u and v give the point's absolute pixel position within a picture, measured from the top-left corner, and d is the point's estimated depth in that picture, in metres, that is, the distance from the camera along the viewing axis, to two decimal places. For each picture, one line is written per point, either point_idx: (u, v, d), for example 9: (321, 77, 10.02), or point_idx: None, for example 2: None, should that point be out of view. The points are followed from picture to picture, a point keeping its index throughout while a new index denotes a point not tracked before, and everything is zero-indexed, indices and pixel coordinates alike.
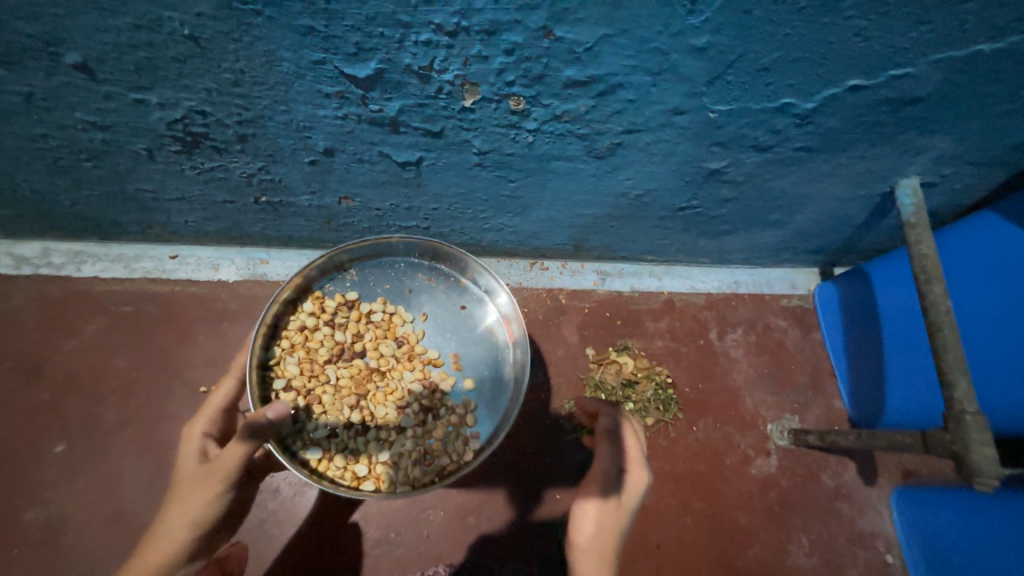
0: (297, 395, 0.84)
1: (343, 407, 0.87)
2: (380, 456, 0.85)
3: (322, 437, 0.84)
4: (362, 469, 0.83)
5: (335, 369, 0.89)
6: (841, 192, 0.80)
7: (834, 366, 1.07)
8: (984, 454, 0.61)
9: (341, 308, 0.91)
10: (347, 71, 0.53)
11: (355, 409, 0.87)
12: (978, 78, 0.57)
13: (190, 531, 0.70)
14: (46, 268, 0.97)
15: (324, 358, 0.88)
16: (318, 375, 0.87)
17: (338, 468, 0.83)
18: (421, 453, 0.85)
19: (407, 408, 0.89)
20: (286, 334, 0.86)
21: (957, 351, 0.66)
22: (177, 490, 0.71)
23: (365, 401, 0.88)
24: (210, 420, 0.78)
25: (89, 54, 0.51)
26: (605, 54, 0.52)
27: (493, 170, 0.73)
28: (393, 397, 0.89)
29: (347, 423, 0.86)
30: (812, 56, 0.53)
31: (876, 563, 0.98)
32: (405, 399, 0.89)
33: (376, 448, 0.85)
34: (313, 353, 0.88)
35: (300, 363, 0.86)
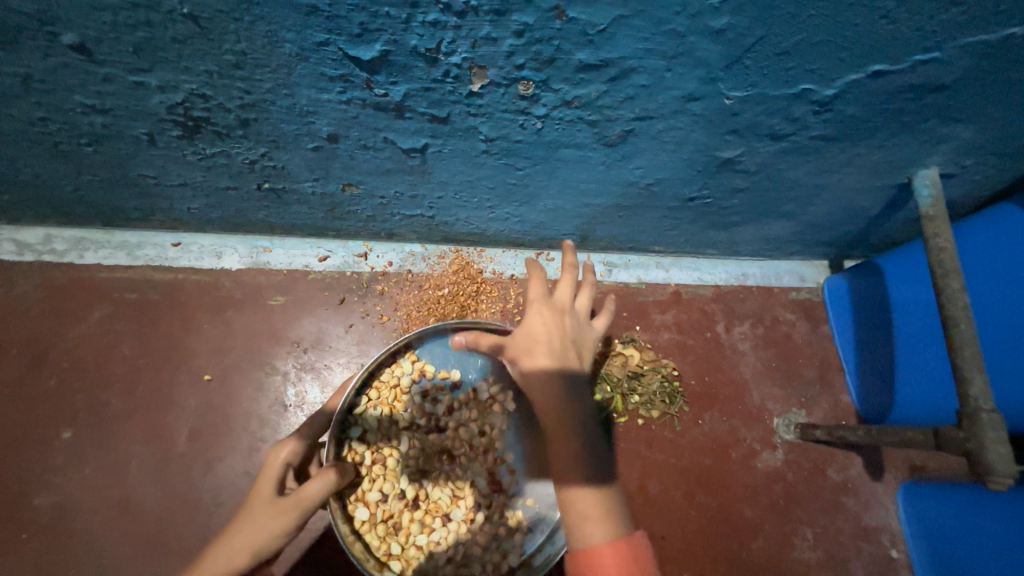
0: (366, 448, 0.88)
1: (399, 478, 0.88)
2: (419, 539, 0.86)
3: (370, 502, 0.85)
4: (395, 547, 0.84)
5: (408, 439, 0.90)
6: (857, 183, 0.78)
7: (842, 361, 1.06)
8: (998, 452, 0.60)
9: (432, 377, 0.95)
10: (352, 53, 0.52)
11: (415, 485, 0.89)
12: (1007, 63, 0.54)
13: (247, 559, 0.66)
14: (49, 255, 0.96)
15: (406, 424, 0.91)
16: (393, 438, 0.90)
17: (376, 535, 0.84)
18: (456, 551, 0.87)
19: (461, 501, 0.90)
20: (375, 390, 0.90)
21: (973, 346, 0.65)
22: (246, 514, 0.68)
23: (426, 480, 0.90)
24: (294, 450, 0.73)
25: (86, 34, 0.50)
26: (619, 36, 0.50)
27: (501, 157, 0.71)
28: (453, 487, 0.90)
29: (401, 494, 0.88)
30: (834, 39, 0.50)
31: (880, 558, 0.97)
32: (463, 492, 0.90)
33: (417, 529, 0.87)
34: (397, 412, 0.91)
35: (380, 420, 0.90)
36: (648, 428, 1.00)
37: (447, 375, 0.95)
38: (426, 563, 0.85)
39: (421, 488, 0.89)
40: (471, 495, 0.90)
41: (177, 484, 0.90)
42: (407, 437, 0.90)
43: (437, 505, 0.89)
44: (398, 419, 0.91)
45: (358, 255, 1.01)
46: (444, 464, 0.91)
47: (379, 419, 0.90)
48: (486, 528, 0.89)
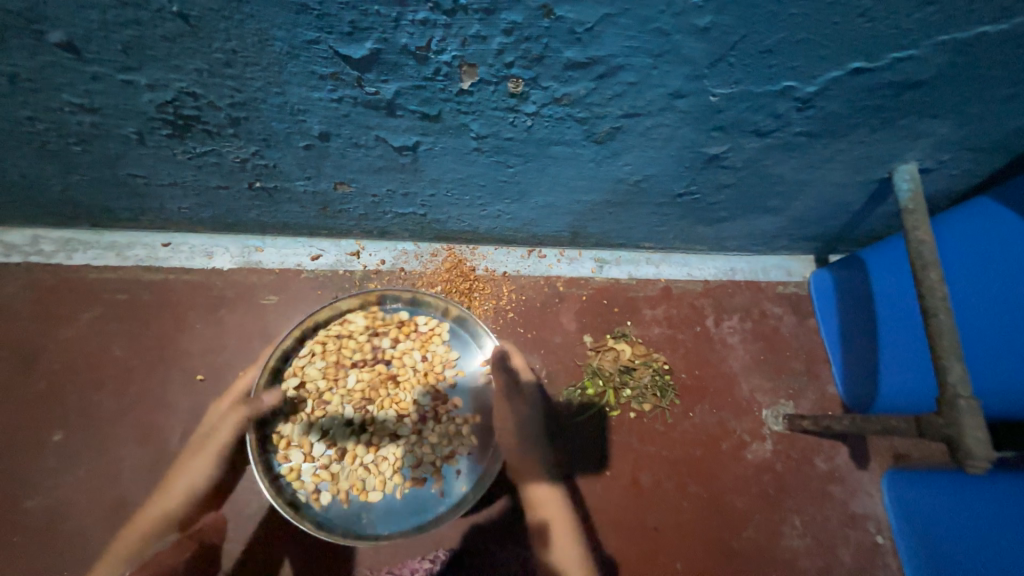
0: (303, 395, 0.91)
1: (347, 405, 0.92)
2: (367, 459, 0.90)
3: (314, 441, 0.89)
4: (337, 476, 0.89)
5: (357, 372, 0.94)
6: (840, 178, 0.80)
7: (828, 353, 1.09)
8: (975, 437, 0.62)
9: (365, 325, 0.96)
10: (343, 51, 0.52)
11: (360, 411, 0.92)
12: (981, 61, 0.56)
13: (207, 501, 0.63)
14: (37, 256, 0.95)
15: (350, 360, 0.94)
16: (339, 373, 0.93)
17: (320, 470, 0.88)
18: (403, 464, 0.90)
19: (406, 419, 0.92)
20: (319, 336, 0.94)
21: (953, 336, 0.67)
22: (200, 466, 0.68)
23: (370, 407, 0.92)
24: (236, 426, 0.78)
25: (74, 32, 0.50)
26: (606, 35, 0.51)
27: (492, 155, 0.72)
28: (398, 407, 0.93)
29: (348, 422, 0.91)
30: (815, 37, 0.52)
31: (867, 544, 1.00)
32: (407, 410, 0.93)
33: (364, 450, 0.90)
34: (341, 359, 0.94)
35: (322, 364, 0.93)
36: (640, 421, 1.02)
37: (394, 315, 0.98)
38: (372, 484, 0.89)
39: (365, 413, 0.92)
40: (413, 411, 0.93)
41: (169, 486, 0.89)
42: (355, 370, 0.94)
43: (384, 428, 0.91)
44: (344, 361, 0.94)
45: (350, 254, 1.01)
46: (386, 389, 0.94)
47: (310, 369, 0.92)
48: (432, 436, 0.92)
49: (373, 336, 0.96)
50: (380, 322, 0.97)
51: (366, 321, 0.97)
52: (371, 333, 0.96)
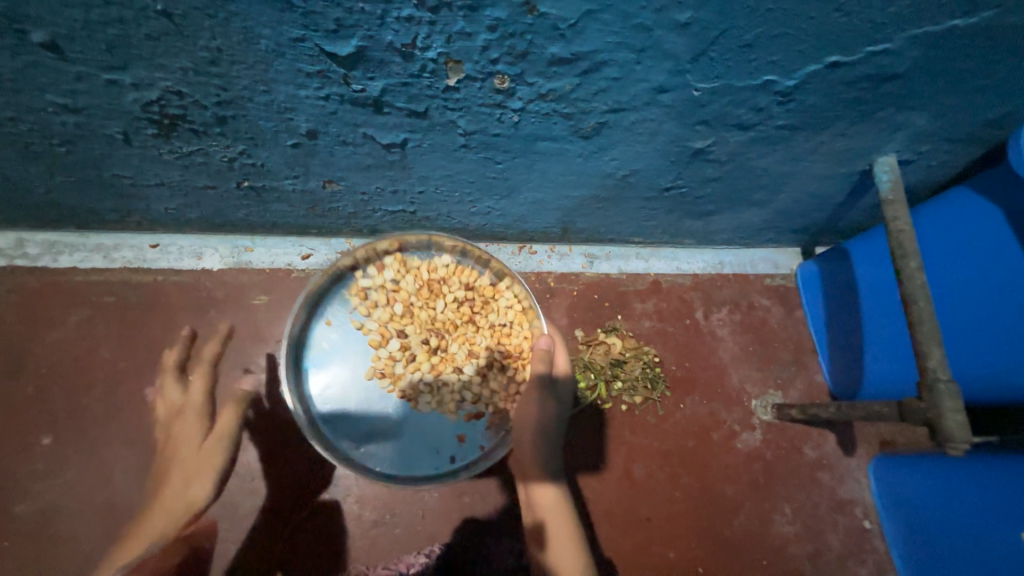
0: (398, 281, 0.97)
1: (428, 330, 0.96)
2: (425, 378, 0.94)
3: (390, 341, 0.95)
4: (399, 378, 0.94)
5: (445, 301, 0.97)
6: (822, 171, 0.81)
7: (815, 343, 1.11)
8: (955, 419, 0.64)
9: (470, 280, 0.98)
10: (329, 49, 0.52)
11: (435, 335, 0.96)
12: (954, 54, 0.58)
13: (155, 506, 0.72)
14: (21, 259, 0.94)
15: (438, 288, 0.98)
16: (427, 300, 0.97)
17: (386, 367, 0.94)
18: (466, 398, 0.94)
19: (475, 360, 0.95)
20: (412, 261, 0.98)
21: (932, 322, 0.68)
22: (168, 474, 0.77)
23: (450, 336, 0.96)
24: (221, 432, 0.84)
25: (56, 32, 0.50)
26: (589, 30, 0.52)
27: (480, 151, 0.72)
28: (469, 346, 0.96)
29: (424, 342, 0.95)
30: (792, 31, 0.53)
31: (854, 529, 1.02)
32: (478, 352, 0.96)
33: (427, 369, 0.94)
34: (464, 278, 0.98)
35: (409, 284, 0.97)
36: (632, 413, 1.03)
37: (483, 277, 0.98)
38: (428, 401, 0.94)
39: (439, 337, 0.96)
40: (484, 357, 0.95)
41: None
42: (443, 301, 0.97)
43: (454, 361, 0.95)
44: (443, 286, 0.98)
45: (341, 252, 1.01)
46: (463, 326, 0.97)
47: (422, 269, 0.98)
48: (495, 385, 0.94)
49: (472, 287, 0.98)
50: (479, 282, 0.98)
51: (472, 275, 0.99)
52: (472, 288, 0.98)
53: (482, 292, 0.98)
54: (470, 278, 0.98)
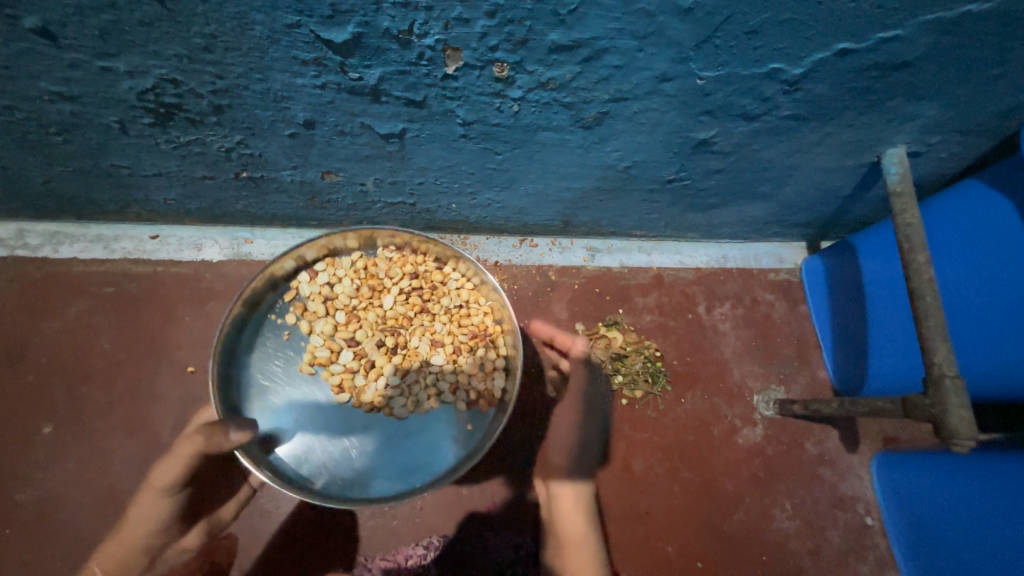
0: (330, 287, 0.94)
1: (379, 331, 0.93)
2: (392, 380, 0.90)
3: (345, 350, 0.91)
4: (366, 387, 0.90)
5: (392, 297, 0.94)
6: (829, 163, 0.80)
7: (819, 338, 1.09)
8: (960, 415, 0.63)
9: (409, 265, 0.95)
10: (324, 36, 0.51)
11: (389, 335, 0.92)
12: (967, 41, 0.56)
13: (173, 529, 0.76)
14: (22, 250, 0.94)
15: (381, 286, 0.95)
16: (371, 300, 0.94)
17: (346, 379, 0.90)
18: (443, 388, 0.90)
19: (440, 348, 0.92)
20: (342, 263, 0.95)
21: (938, 317, 0.67)
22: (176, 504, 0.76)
23: (403, 331, 0.93)
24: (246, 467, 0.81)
25: (48, 17, 0.49)
26: (590, 17, 0.50)
27: (479, 142, 0.71)
28: (431, 336, 0.93)
29: (379, 343, 0.92)
30: (800, 17, 0.51)
31: (856, 525, 1.01)
32: (440, 339, 0.93)
33: (391, 371, 0.90)
34: (404, 266, 0.95)
35: (348, 287, 0.94)
36: (632, 408, 1.02)
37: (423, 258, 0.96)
38: (401, 403, 0.90)
39: (395, 335, 0.92)
40: (449, 342, 0.92)
41: None
42: (390, 296, 0.94)
43: (415, 354, 0.92)
44: (382, 279, 0.95)
45: None
46: (418, 317, 0.94)
47: (356, 268, 0.95)
48: (468, 366, 0.91)
49: (416, 274, 0.95)
50: (419, 266, 0.96)
51: (408, 260, 0.95)
52: (415, 273, 0.95)
53: (428, 276, 0.96)
54: (408, 264, 0.95)
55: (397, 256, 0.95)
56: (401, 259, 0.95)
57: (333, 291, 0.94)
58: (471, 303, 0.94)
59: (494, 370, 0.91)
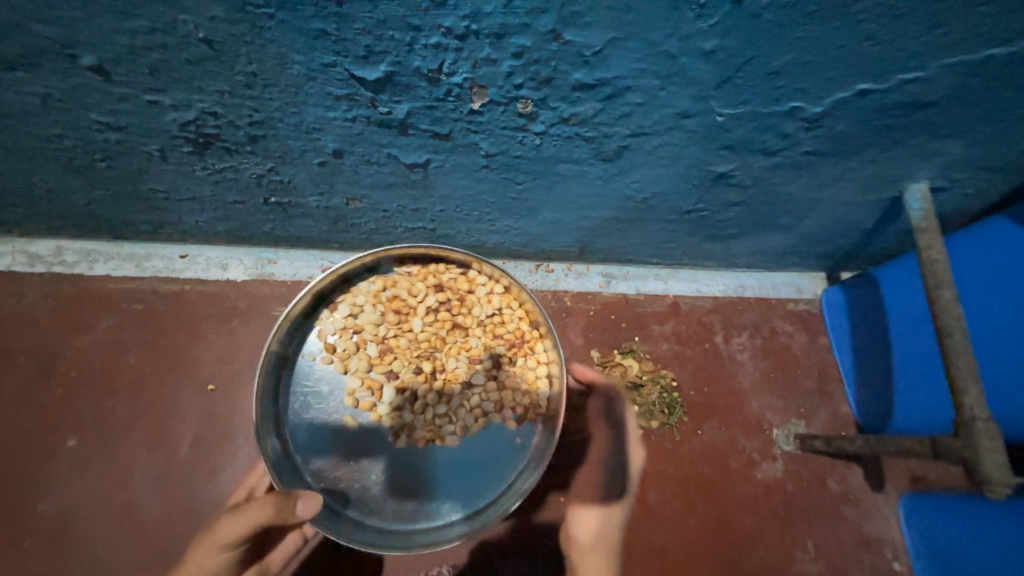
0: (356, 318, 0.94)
1: (414, 357, 0.93)
2: (438, 408, 0.89)
3: (386, 385, 0.91)
4: (412, 423, 0.89)
5: (422, 320, 0.94)
6: (849, 197, 0.80)
7: (841, 371, 1.07)
8: (995, 460, 0.60)
9: (432, 280, 0.95)
10: (358, 74, 0.54)
11: (426, 360, 0.92)
12: (990, 82, 0.56)
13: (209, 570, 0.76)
14: (59, 266, 0.98)
15: (409, 309, 0.95)
16: (401, 326, 0.94)
17: (390, 415, 0.89)
18: (488, 409, 0.89)
19: (477, 364, 0.92)
20: (363, 290, 0.95)
21: (967, 356, 0.66)
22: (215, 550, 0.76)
23: (438, 353, 0.93)
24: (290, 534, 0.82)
25: (104, 56, 0.52)
26: (614, 58, 0.52)
27: (501, 172, 0.73)
28: (466, 353, 0.93)
29: (416, 371, 0.92)
30: (820, 59, 0.52)
31: (884, 570, 0.97)
32: (476, 354, 0.92)
33: (434, 400, 0.90)
34: (427, 282, 0.95)
35: (377, 315, 0.94)
36: (647, 438, 1.01)
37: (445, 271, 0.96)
38: (452, 429, 0.88)
39: (430, 360, 0.92)
40: (485, 357, 0.92)
41: (179, 492, 0.90)
42: (420, 320, 0.94)
43: (455, 376, 0.91)
44: (407, 299, 0.95)
45: None
46: (450, 335, 0.94)
47: (381, 294, 0.95)
48: (509, 383, 0.90)
49: (440, 289, 0.95)
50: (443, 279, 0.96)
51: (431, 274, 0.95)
52: (439, 288, 0.95)
53: (454, 291, 0.95)
54: (432, 279, 0.95)
55: (418, 272, 0.96)
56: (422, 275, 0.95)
57: (359, 323, 0.93)
58: (501, 314, 0.93)
59: (537, 383, 0.90)
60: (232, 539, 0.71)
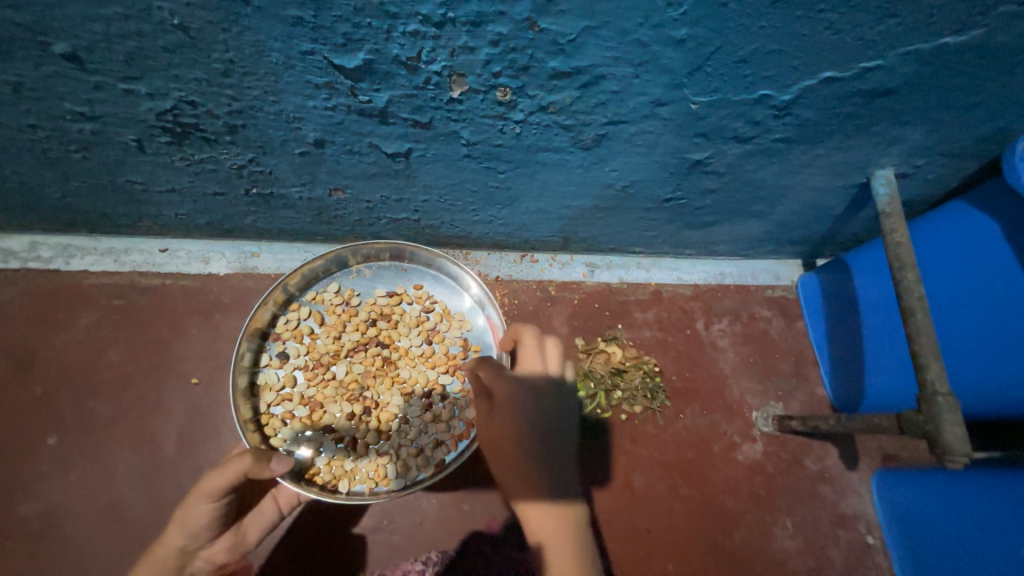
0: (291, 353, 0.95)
1: (343, 400, 0.93)
2: (379, 448, 0.91)
3: (324, 440, 0.91)
4: (375, 454, 0.91)
5: (345, 363, 0.96)
6: (820, 183, 0.82)
7: (817, 355, 1.11)
8: (954, 433, 0.63)
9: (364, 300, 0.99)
10: (336, 62, 0.54)
11: (355, 402, 0.93)
12: (945, 71, 0.59)
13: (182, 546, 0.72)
14: (35, 262, 0.97)
15: (333, 338, 0.96)
16: (322, 375, 0.94)
17: (337, 466, 0.89)
18: (424, 444, 0.92)
19: (412, 398, 0.95)
20: (303, 325, 0.96)
21: (929, 334, 0.69)
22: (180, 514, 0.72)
23: (378, 374, 0.96)
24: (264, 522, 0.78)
25: (78, 44, 0.52)
26: (588, 45, 0.53)
27: (482, 161, 0.74)
28: (399, 387, 0.95)
29: (349, 415, 0.93)
30: (786, 48, 0.54)
31: (858, 544, 1.01)
32: (410, 389, 0.95)
33: (374, 439, 0.91)
34: (353, 300, 0.99)
35: (304, 366, 0.94)
36: (631, 423, 1.03)
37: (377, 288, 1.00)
38: (392, 468, 0.90)
39: (375, 391, 0.95)
40: (419, 386, 0.96)
41: (164, 488, 0.89)
42: (344, 361, 0.96)
43: (387, 411, 0.93)
44: (340, 326, 0.97)
45: None
46: (380, 370, 0.96)
47: (317, 327, 0.97)
48: (444, 415, 0.94)
49: (374, 309, 0.99)
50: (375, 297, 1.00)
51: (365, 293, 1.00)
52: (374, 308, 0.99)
53: (388, 302, 1.00)
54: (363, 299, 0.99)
55: (345, 294, 0.98)
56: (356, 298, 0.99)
57: (299, 359, 0.95)
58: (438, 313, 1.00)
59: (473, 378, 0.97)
60: (215, 491, 0.69)
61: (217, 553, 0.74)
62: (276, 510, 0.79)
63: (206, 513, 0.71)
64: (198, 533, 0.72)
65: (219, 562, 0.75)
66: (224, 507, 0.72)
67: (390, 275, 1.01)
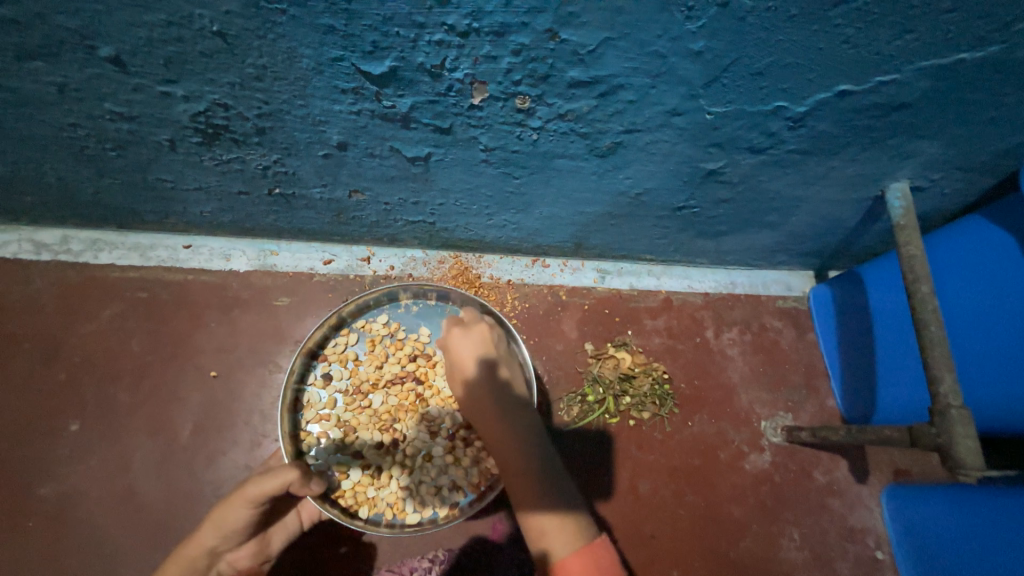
0: (335, 373, 0.97)
1: (375, 429, 0.95)
2: (401, 481, 0.93)
3: (352, 464, 0.93)
4: (396, 483, 0.93)
5: (383, 393, 0.97)
6: (834, 195, 0.83)
7: (827, 366, 1.11)
8: (967, 446, 0.63)
9: (410, 336, 1.01)
10: (364, 68, 0.56)
11: (385, 432, 0.95)
12: (961, 86, 0.59)
13: (216, 540, 0.71)
14: (65, 255, 1.00)
15: (377, 368, 0.98)
16: (359, 403, 0.96)
17: (360, 492, 0.92)
18: (442, 484, 0.93)
19: (438, 437, 0.95)
20: (354, 347, 0.99)
21: (942, 346, 0.68)
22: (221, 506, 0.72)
23: (411, 409, 0.96)
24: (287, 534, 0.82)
25: (122, 48, 0.55)
26: (607, 56, 0.55)
27: (498, 167, 0.76)
28: (428, 424, 0.96)
29: (378, 444, 0.95)
30: (801, 61, 0.55)
31: (866, 558, 1.00)
32: (437, 426, 0.95)
33: (398, 471, 0.93)
34: (400, 334, 1.01)
35: (345, 390, 0.97)
36: (639, 428, 1.03)
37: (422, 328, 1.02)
38: (410, 502, 0.92)
39: (405, 425, 0.95)
40: (445, 426, 0.95)
41: (179, 478, 0.92)
42: (381, 391, 0.98)
43: (414, 446, 0.94)
44: (384, 358, 0.99)
45: (362, 259, 1.06)
46: (413, 406, 0.97)
47: (359, 355, 0.99)
48: (465, 459, 0.94)
49: (417, 344, 1.00)
50: (418, 332, 1.01)
51: (412, 329, 1.02)
52: (416, 343, 1.00)
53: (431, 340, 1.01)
54: (409, 335, 1.01)
55: (394, 326, 1.01)
56: (403, 333, 1.01)
57: (346, 381, 0.98)
58: None
59: None
60: (258, 498, 0.69)
61: (241, 559, 0.76)
62: (298, 524, 0.85)
63: (246, 518, 0.71)
64: (232, 535, 0.72)
65: (241, 566, 0.77)
66: (260, 514, 0.72)
67: (436, 314, 1.03)
